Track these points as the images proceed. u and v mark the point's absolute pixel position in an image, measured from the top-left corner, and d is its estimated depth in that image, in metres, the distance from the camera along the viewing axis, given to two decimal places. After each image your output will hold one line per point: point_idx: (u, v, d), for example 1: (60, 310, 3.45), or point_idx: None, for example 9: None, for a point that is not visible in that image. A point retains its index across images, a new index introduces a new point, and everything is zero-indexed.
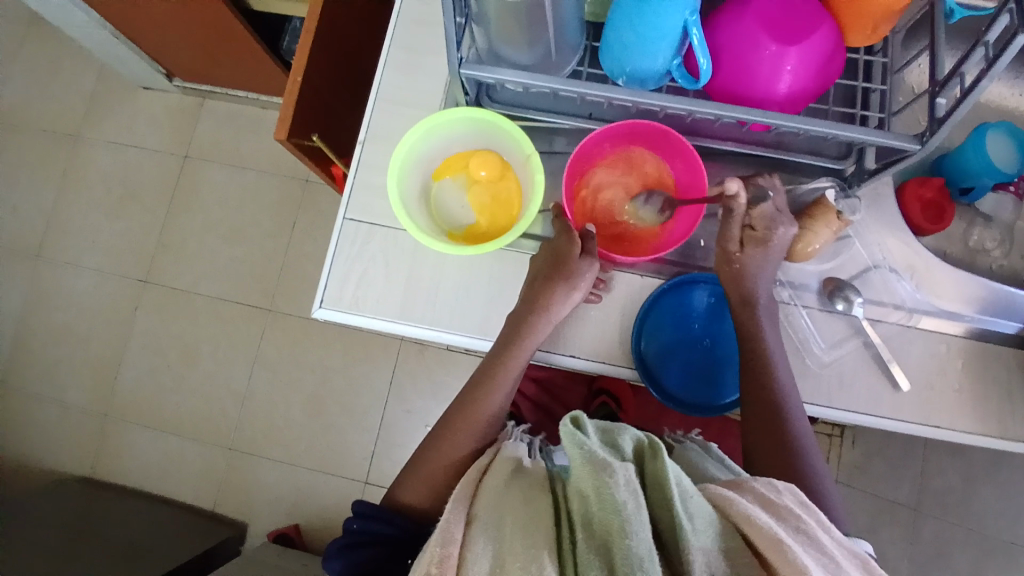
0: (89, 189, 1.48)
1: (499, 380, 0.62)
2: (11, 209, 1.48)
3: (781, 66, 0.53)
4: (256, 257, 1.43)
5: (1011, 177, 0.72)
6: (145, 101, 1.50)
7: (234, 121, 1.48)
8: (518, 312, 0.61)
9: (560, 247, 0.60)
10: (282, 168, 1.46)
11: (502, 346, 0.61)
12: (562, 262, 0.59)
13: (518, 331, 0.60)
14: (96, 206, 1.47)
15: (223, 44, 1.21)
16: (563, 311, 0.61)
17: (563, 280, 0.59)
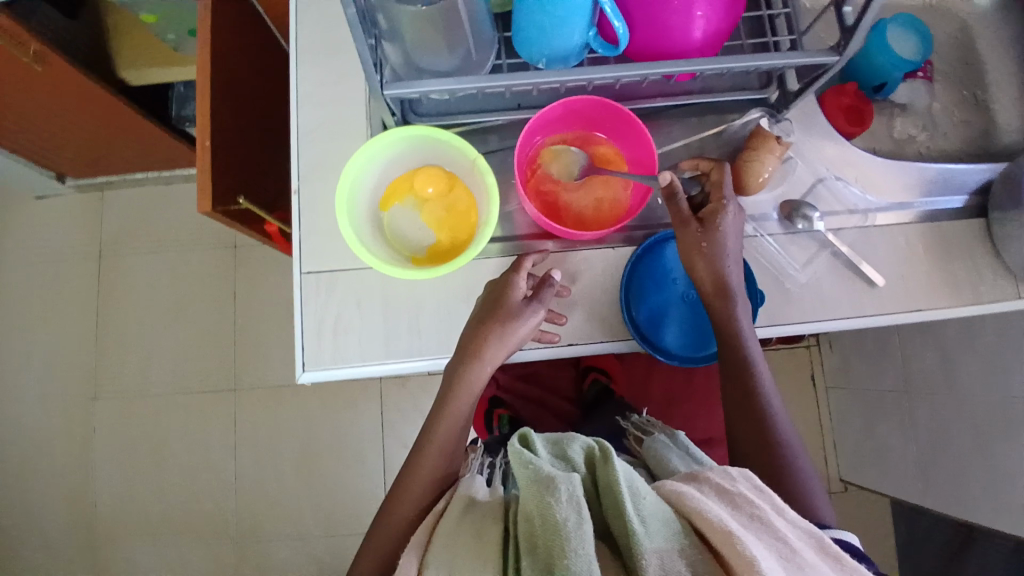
0: (3, 317, 1.36)
1: (457, 406, 0.59)
2: None
3: (692, 14, 0.53)
4: (205, 338, 1.35)
5: (916, 66, 0.76)
6: (38, 209, 1.39)
7: (141, 205, 1.39)
8: (464, 346, 0.58)
9: (496, 287, 0.59)
10: (207, 240, 1.38)
11: (456, 371, 0.58)
12: (498, 304, 0.58)
13: (467, 357, 0.57)
14: (16, 334, 1.36)
15: (106, 127, 1.13)
16: (502, 353, 0.58)
17: (499, 325, 0.57)
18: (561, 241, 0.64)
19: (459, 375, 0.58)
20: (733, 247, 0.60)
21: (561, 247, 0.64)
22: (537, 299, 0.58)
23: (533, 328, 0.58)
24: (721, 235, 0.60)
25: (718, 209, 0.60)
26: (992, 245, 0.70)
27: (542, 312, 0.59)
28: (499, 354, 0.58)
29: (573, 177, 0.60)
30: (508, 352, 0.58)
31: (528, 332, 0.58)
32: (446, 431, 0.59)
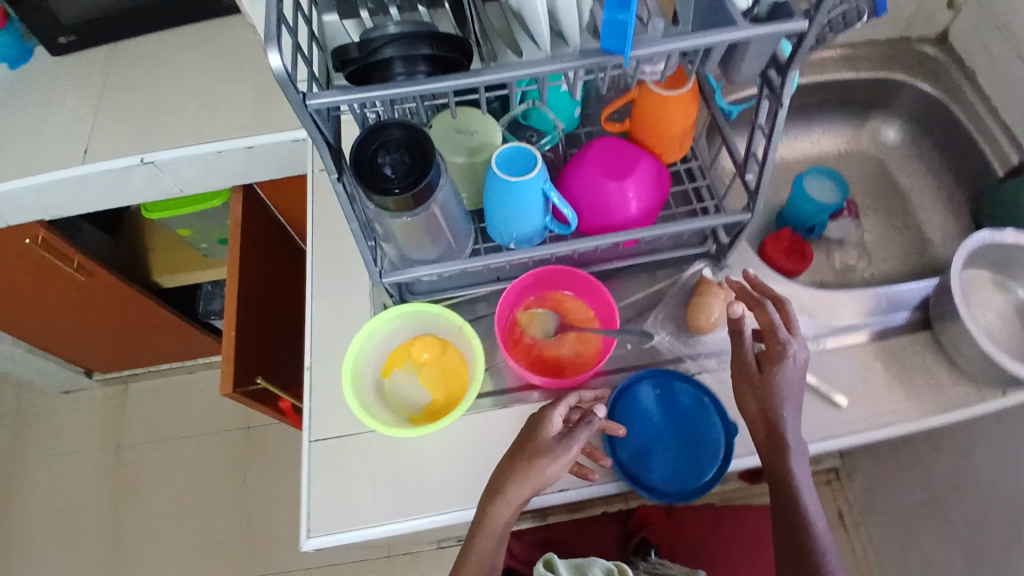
0: (19, 516, 1.38)
1: (485, 538, 0.61)
2: None
3: (626, 195, 0.66)
4: (215, 521, 1.36)
5: (837, 207, 0.89)
6: (66, 404, 1.48)
7: (162, 393, 1.48)
8: (494, 481, 0.61)
9: (532, 426, 0.63)
10: (222, 422, 1.45)
11: (484, 506, 0.61)
12: (529, 442, 0.61)
13: (492, 492, 0.61)
14: (29, 532, 1.37)
15: (137, 325, 1.26)
16: (529, 489, 0.59)
17: (528, 462, 0.59)
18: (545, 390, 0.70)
19: (486, 507, 0.61)
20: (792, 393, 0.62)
21: (546, 395, 0.70)
22: (573, 434, 0.60)
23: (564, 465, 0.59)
24: (781, 381, 0.63)
25: (779, 348, 0.63)
26: (942, 352, 0.76)
27: (575, 449, 0.60)
28: (521, 493, 0.59)
29: (552, 338, 0.69)
30: (538, 488, 0.59)
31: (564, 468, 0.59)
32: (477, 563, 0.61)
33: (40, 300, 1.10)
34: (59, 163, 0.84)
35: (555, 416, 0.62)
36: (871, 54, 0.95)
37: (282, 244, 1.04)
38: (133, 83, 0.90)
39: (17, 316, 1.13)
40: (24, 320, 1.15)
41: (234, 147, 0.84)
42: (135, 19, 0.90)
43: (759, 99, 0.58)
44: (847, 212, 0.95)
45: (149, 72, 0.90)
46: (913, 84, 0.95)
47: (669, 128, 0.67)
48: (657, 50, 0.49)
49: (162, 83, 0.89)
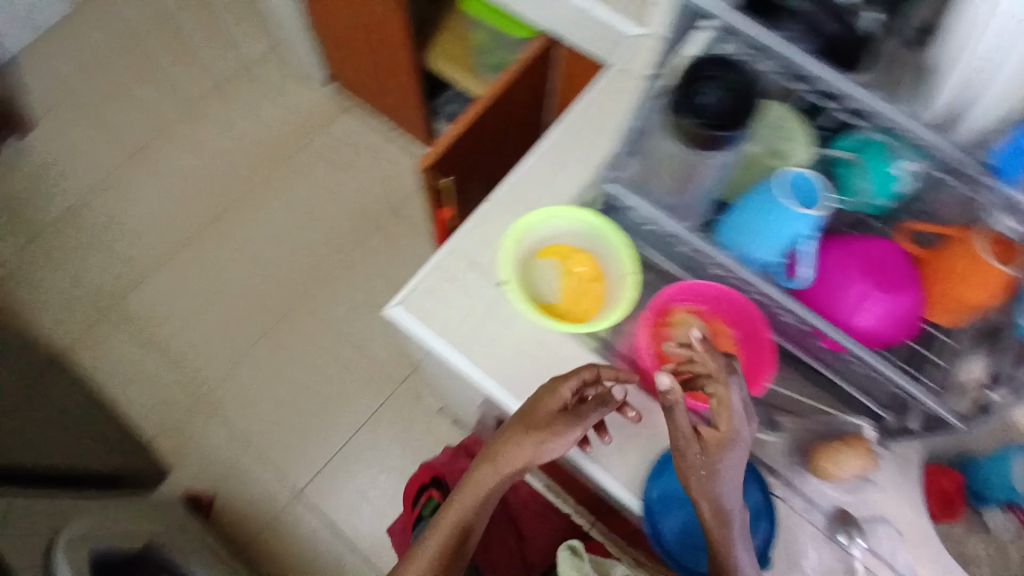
0: (210, 122, 1.57)
1: (478, 486, 0.64)
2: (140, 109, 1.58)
3: (861, 311, 0.59)
4: (315, 248, 1.48)
5: None
6: (296, 80, 1.62)
7: (359, 132, 1.59)
8: (498, 441, 0.64)
9: (541, 395, 0.64)
10: (378, 189, 1.55)
11: (478, 463, 0.65)
12: (533, 411, 0.63)
13: (490, 453, 0.64)
14: (207, 138, 1.55)
15: (388, 68, 1.34)
16: (533, 455, 0.62)
17: (530, 431, 0.62)
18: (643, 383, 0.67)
19: (482, 465, 0.64)
20: (735, 458, 0.57)
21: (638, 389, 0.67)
22: (584, 411, 0.63)
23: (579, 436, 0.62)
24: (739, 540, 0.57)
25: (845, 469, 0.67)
26: None
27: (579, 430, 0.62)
28: (517, 462, 0.63)
29: None
30: (544, 458, 0.62)
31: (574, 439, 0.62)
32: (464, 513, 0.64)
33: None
34: None
35: (562, 391, 0.63)
36: None
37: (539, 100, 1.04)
38: None
39: None
40: (327, 4, 1.28)
41: (574, 1, 0.84)
42: None
43: None
44: None
45: None
46: None
47: (963, 291, 0.58)
48: None
49: None
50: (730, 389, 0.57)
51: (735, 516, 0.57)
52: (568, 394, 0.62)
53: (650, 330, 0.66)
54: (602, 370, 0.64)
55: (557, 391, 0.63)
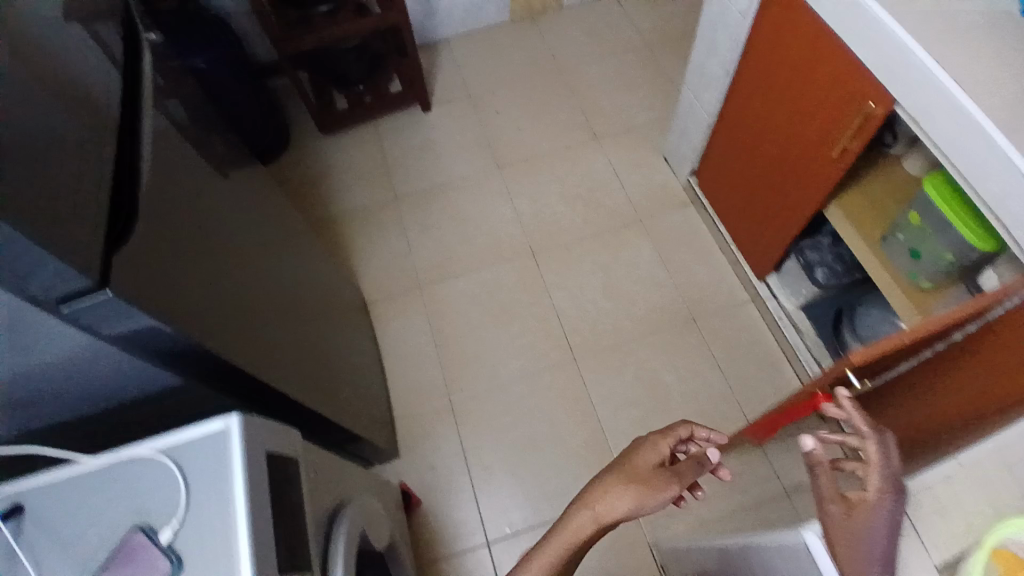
0: (569, 167, 1.65)
1: (581, 524, 0.73)
2: (519, 128, 1.71)
3: None
4: (608, 322, 1.47)
5: None
6: (654, 160, 1.66)
7: (693, 235, 1.57)
8: (598, 482, 0.76)
9: (641, 445, 0.79)
10: (688, 296, 1.50)
11: (577, 499, 0.75)
12: (632, 462, 0.77)
13: (593, 493, 0.75)
14: (559, 180, 1.64)
15: (776, 197, 1.27)
16: (638, 505, 0.73)
17: (638, 483, 0.74)
18: None
19: (582, 503, 0.75)
20: (884, 541, 0.52)
21: None
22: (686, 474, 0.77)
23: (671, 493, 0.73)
24: None
25: None
26: None
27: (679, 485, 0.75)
28: (619, 508, 0.72)
29: None
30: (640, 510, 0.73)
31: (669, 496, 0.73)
32: (567, 539, 0.74)
33: (788, 126, 1.14)
34: (993, 106, 0.77)
35: (660, 448, 0.78)
36: None
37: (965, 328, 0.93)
38: None
39: (763, 110, 1.20)
40: (754, 115, 1.24)
41: None
42: None
43: None
44: None
45: None
46: None
47: None
48: None
49: None
50: (874, 471, 0.56)
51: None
52: (666, 448, 0.78)
53: None
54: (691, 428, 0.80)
55: (659, 449, 0.78)
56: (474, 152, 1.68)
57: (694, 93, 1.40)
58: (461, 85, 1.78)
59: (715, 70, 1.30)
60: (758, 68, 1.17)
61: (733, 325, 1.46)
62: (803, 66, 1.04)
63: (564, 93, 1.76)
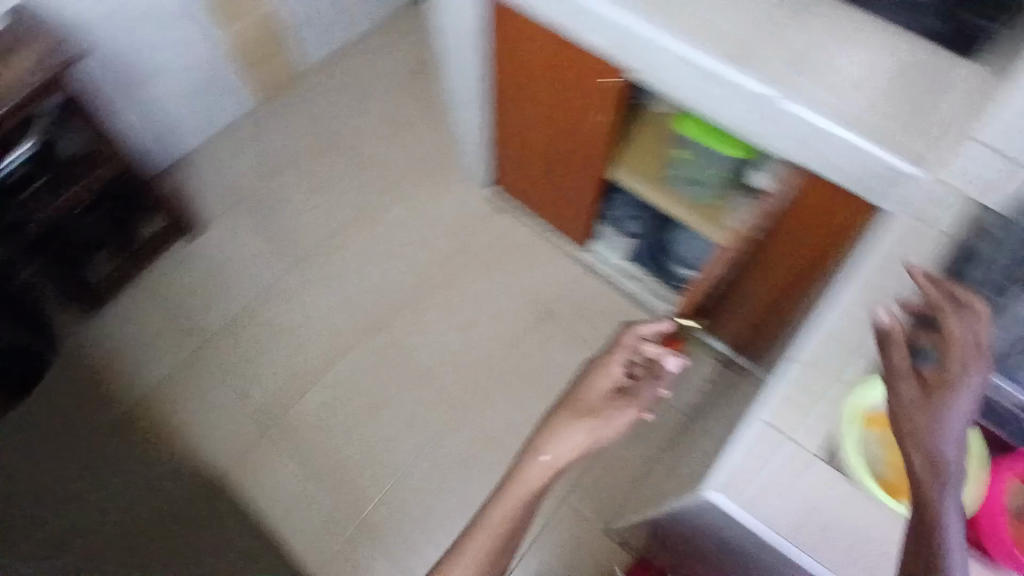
0: (373, 226, 1.60)
1: (530, 479, 0.79)
2: (305, 210, 1.62)
3: None
4: (477, 357, 1.47)
5: None
6: (448, 181, 1.66)
7: (513, 237, 1.59)
8: (552, 422, 0.83)
9: (592, 368, 0.86)
10: (535, 296, 1.52)
11: (529, 448, 0.82)
12: (584, 391, 0.84)
13: (546, 437, 0.82)
14: (370, 243, 1.58)
15: (568, 178, 1.35)
16: (592, 440, 0.81)
17: (595, 415, 0.82)
18: None
19: (533, 451, 0.81)
20: (959, 420, 0.61)
21: None
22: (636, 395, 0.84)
23: (626, 421, 0.81)
24: None
25: None
26: None
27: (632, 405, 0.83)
28: (566, 444, 0.80)
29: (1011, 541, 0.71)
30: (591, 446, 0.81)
31: (623, 423, 0.82)
32: (515, 501, 0.79)
33: (548, 112, 1.20)
34: (707, 44, 0.87)
35: (613, 370, 0.85)
36: None
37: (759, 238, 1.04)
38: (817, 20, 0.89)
39: (523, 108, 1.26)
40: (516, 114, 1.29)
41: (845, 138, 0.81)
42: None
43: None
44: None
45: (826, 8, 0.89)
46: None
47: None
48: None
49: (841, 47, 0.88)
50: (959, 349, 0.64)
51: (951, 468, 0.60)
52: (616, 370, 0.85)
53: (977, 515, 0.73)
54: (638, 335, 0.87)
55: (608, 372, 0.85)
56: (270, 255, 1.56)
57: (458, 113, 1.41)
58: (222, 192, 1.64)
59: (464, 90, 1.32)
60: (505, 73, 1.21)
61: (585, 302, 1.52)
62: (545, 62, 1.10)
63: (335, 155, 1.69)
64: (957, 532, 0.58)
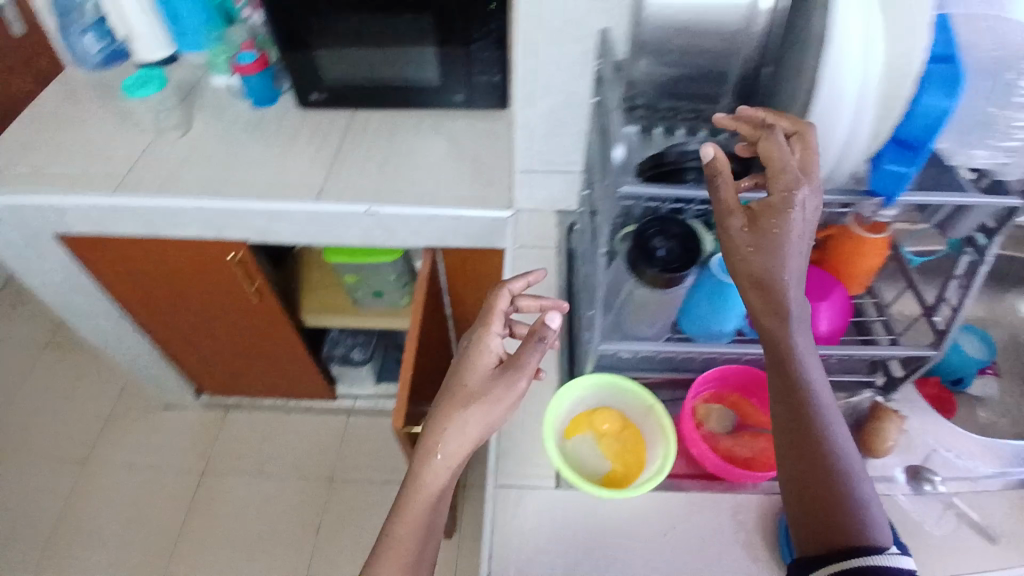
0: (105, 509, 1.51)
1: (431, 479, 0.62)
2: (17, 543, 1.47)
3: (819, 315, 0.73)
4: (275, 564, 1.42)
5: (986, 363, 0.90)
6: (166, 419, 1.67)
7: (255, 431, 1.64)
8: (445, 403, 0.64)
9: (472, 341, 0.69)
10: (306, 470, 1.56)
11: (425, 438, 0.62)
12: (468, 366, 0.67)
13: (434, 431, 0.62)
14: (108, 528, 1.48)
15: (265, 355, 1.40)
16: (486, 426, 0.62)
17: (472, 399, 0.63)
18: (716, 483, 0.74)
19: (430, 440, 0.62)
20: (796, 271, 0.56)
21: (721, 489, 0.73)
22: (522, 352, 0.63)
23: (517, 397, 0.63)
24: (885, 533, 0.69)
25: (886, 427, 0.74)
26: None
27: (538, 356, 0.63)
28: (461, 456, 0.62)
29: (725, 443, 0.74)
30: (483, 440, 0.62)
31: (514, 401, 0.63)
32: (417, 503, 0.62)
33: (200, 310, 1.28)
34: (294, 196, 1.01)
35: (493, 339, 0.68)
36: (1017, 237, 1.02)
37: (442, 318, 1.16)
38: (360, 140, 1.08)
39: (173, 321, 1.33)
40: (173, 328, 1.35)
41: (449, 216, 0.99)
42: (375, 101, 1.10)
43: (962, 251, 0.67)
44: (990, 369, 0.94)
45: (378, 141, 1.08)
46: None
47: (863, 267, 0.76)
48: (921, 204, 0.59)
49: (387, 153, 1.06)
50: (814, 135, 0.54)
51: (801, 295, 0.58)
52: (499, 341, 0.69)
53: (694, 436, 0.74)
54: (511, 289, 0.72)
55: (487, 345, 0.68)
56: None
57: (123, 355, 1.43)
58: None
59: (115, 342, 1.39)
60: (135, 298, 1.28)
61: (362, 440, 1.60)
62: (164, 263, 1.18)
63: (32, 468, 1.59)
64: (821, 382, 0.60)
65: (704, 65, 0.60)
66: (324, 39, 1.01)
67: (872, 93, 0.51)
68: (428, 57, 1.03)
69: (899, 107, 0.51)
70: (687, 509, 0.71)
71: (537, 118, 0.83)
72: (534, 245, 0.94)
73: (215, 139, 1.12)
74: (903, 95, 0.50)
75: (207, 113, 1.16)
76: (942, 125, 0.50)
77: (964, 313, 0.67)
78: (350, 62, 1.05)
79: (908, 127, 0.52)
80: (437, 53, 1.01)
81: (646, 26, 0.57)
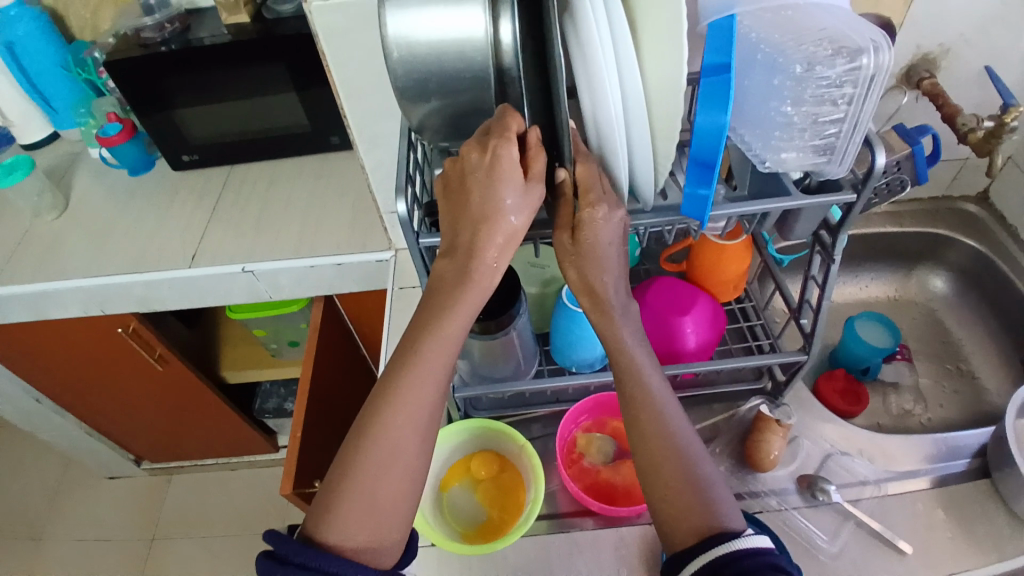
0: None
1: None
2: None
3: (684, 330, 0.70)
4: None
5: (891, 350, 0.87)
6: (110, 488, 1.62)
7: (203, 490, 1.60)
8: (427, 304, 0.52)
9: (468, 156, 0.49)
10: (255, 526, 1.53)
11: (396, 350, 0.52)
12: (467, 186, 0.49)
13: (385, 399, 0.51)
14: None
15: (193, 412, 1.38)
16: (439, 394, 0.51)
17: (499, 231, 0.49)
18: (599, 518, 0.69)
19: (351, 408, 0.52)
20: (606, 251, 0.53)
21: (600, 524, 0.69)
22: (531, 189, 0.49)
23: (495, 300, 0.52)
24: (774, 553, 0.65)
25: (772, 434, 0.70)
26: (1003, 504, 0.69)
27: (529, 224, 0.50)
28: None
29: (600, 469, 0.70)
30: (437, 412, 0.52)
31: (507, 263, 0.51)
32: (362, 488, 0.49)
33: (111, 378, 1.24)
34: (169, 263, 0.98)
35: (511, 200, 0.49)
36: (914, 212, 1.00)
37: (349, 362, 1.13)
38: (241, 200, 1.07)
39: (88, 392, 1.28)
40: (92, 399, 1.30)
41: (329, 263, 0.96)
42: (253, 153, 1.10)
43: (812, 253, 0.64)
44: (900, 355, 0.90)
45: (256, 194, 1.08)
46: (957, 238, 0.97)
47: (727, 275, 0.73)
48: (740, 211, 0.55)
49: (264, 209, 1.05)
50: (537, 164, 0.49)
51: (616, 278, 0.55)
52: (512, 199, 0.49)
53: (568, 467, 0.71)
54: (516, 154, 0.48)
55: (501, 165, 0.48)
56: None
57: (49, 433, 1.38)
58: None
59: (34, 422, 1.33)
60: (43, 376, 1.22)
61: None
62: (58, 346, 1.14)
63: None
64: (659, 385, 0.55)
65: (472, 105, 0.51)
66: (184, 101, 1.00)
67: (639, 116, 0.48)
68: (293, 106, 1.02)
69: (676, 127, 0.48)
70: (569, 549, 0.67)
71: (385, 160, 0.80)
72: (415, 286, 0.91)
73: (92, 213, 1.09)
74: (674, 112, 0.47)
75: (84, 189, 1.13)
76: (724, 142, 0.46)
77: (825, 312, 0.63)
78: (217, 121, 1.05)
79: (697, 147, 0.47)
80: (300, 101, 1.00)
81: (398, 72, 0.48)
